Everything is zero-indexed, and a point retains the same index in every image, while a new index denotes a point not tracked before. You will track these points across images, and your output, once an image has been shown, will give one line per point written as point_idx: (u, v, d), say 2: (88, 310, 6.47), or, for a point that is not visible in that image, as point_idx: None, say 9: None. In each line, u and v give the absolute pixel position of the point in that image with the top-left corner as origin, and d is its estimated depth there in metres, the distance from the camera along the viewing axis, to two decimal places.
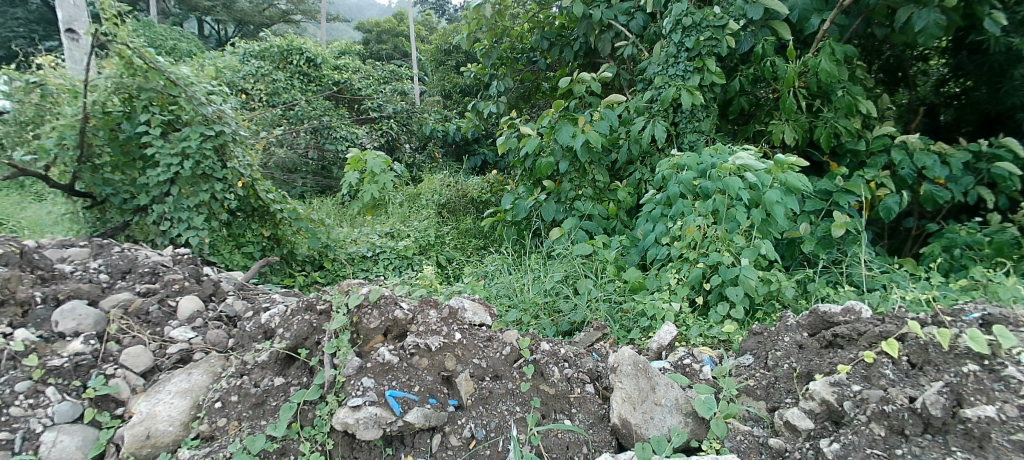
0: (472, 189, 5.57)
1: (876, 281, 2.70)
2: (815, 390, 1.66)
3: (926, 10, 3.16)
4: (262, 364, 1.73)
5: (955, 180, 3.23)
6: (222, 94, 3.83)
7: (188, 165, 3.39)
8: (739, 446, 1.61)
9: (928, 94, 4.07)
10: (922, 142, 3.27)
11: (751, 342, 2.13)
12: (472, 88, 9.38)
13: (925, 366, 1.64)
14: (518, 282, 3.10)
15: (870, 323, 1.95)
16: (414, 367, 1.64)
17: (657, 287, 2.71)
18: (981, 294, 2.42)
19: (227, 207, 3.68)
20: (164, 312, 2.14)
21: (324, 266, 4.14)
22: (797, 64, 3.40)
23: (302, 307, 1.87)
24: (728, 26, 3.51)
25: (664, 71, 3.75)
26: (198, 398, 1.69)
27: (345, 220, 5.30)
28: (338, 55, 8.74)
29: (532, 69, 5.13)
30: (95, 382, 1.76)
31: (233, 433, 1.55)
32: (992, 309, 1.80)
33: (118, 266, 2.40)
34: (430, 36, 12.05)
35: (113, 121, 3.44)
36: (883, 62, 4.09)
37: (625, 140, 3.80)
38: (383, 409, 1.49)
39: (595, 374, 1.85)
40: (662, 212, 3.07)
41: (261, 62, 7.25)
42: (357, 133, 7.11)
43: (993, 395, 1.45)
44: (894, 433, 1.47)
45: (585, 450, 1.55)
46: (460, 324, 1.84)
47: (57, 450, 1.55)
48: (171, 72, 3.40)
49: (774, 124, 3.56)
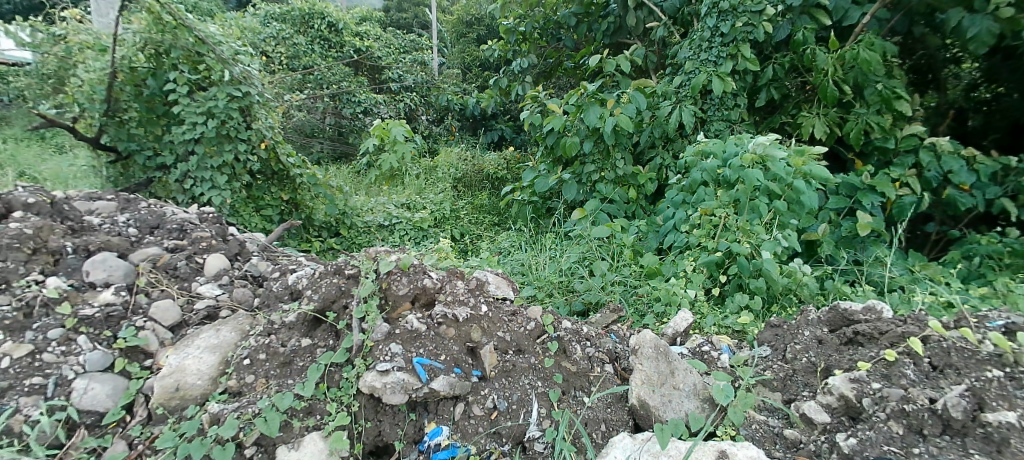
0: (489, 164, 5.53)
1: (897, 283, 2.67)
2: (835, 385, 1.66)
3: (980, 16, 3.06)
4: (290, 324, 1.78)
5: (981, 187, 3.15)
6: (248, 55, 3.80)
7: (214, 124, 3.40)
8: (754, 435, 1.61)
9: (957, 98, 3.90)
10: (952, 146, 3.20)
11: (768, 334, 2.12)
12: (491, 63, 9.28)
13: (946, 369, 1.61)
14: (534, 260, 3.11)
15: (892, 323, 1.92)
16: (441, 336, 1.66)
17: (674, 273, 2.70)
18: (1003, 302, 2.39)
19: (249, 169, 3.70)
20: (192, 268, 2.18)
21: (341, 233, 4.15)
22: (832, 57, 3.33)
23: (331, 270, 1.90)
24: (765, 12, 3.42)
25: (696, 56, 3.69)
26: (226, 355, 1.72)
27: (361, 189, 5.29)
28: (359, 22, 8.66)
29: (556, 47, 5.04)
30: (126, 333, 1.79)
31: (261, 390, 1.59)
32: (1017, 318, 1.77)
33: (147, 222, 2.45)
34: (452, 8, 11.82)
35: (139, 78, 3.44)
36: (915, 61, 3.93)
37: (649, 124, 3.76)
38: (410, 376, 1.52)
39: (615, 355, 1.85)
40: (683, 200, 3.04)
41: (282, 24, 7.19)
42: (376, 100, 7.07)
43: (1016, 402, 1.44)
44: (913, 433, 1.47)
45: (603, 428, 1.57)
46: (486, 297, 1.88)
47: (89, 397, 1.58)
48: (200, 30, 3.38)
49: (804, 117, 3.50)
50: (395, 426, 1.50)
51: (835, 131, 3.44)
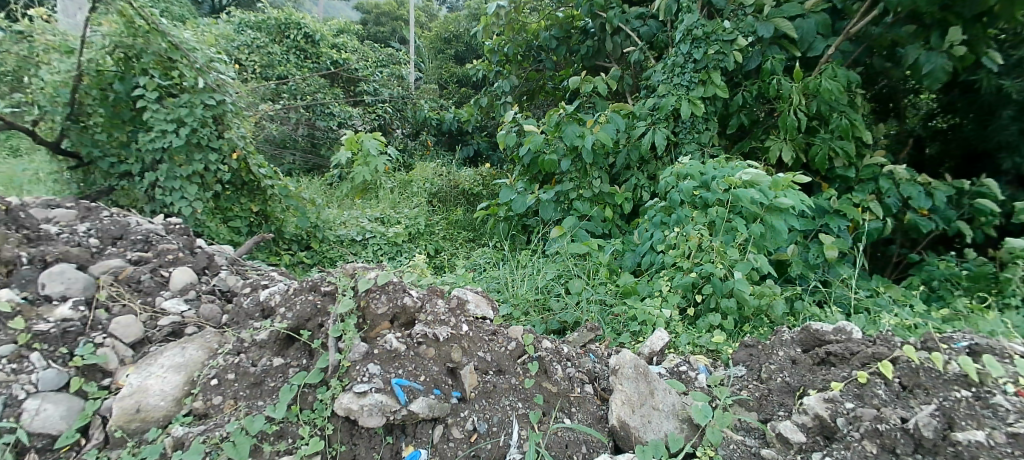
0: (465, 180, 5.50)
1: (862, 305, 2.75)
2: (809, 405, 1.68)
3: (934, 54, 3.23)
4: (261, 343, 1.71)
5: (939, 212, 3.31)
6: (223, 63, 3.72)
7: (185, 132, 3.31)
8: (732, 454, 1.61)
9: (916, 127, 4.13)
10: (909, 173, 3.35)
11: (743, 354, 2.15)
12: (468, 79, 9.35)
13: (916, 389, 1.66)
14: (511, 277, 3.08)
15: (862, 344, 1.97)
16: (421, 356, 1.62)
17: (649, 293, 2.71)
18: (963, 324, 2.49)
19: (219, 179, 3.59)
20: (156, 282, 2.08)
21: (311, 246, 4.03)
22: (798, 86, 3.46)
23: (306, 287, 1.84)
24: (736, 41, 3.53)
25: (669, 80, 3.78)
26: (192, 374, 1.64)
27: (333, 201, 5.17)
28: (337, 34, 8.61)
29: (536, 68, 5.10)
30: (83, 350, 1.68)
31: (229, 411, 1.52)
32: (980, 339, 1.83)
33: (110, 232, 2.34)
34: (430, 24, 11.91)
35: (106, 81, 3.32)
36: (877, 91, 4.12)
37: (625, 146, 3.82)
38: (388, 397, 1.47)
39: (595, 375, 1.85)
40: (662, 220, 3.07)
41: (257, 33, 7.11)
42: (350, 113, 7.01)
43: (983, 421, 1.49)
44: (886, 452, 1.50)
45: (584, 450, 1.54)
46: (466, 316, 1.85)
47: (41, 418, 1.48)
48: (174, 36, 3.32)
49: (772, 141, 3.60)
50: (371, 450, 1.45)
51: (801, 156, 3.56)
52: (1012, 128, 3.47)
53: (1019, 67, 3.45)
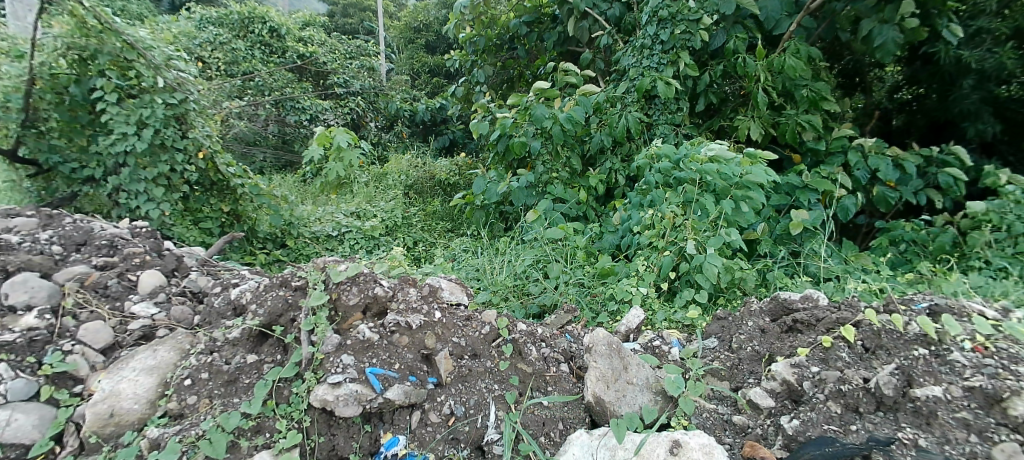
0: (440, 171, 5.47)
1: (832, 273, 2.83)
2: (777, 371, 1.75)
3: (888, 26, 3.29)
4: (234, 340, 1.71)
5: (906, 182, 3.39)
6: (183, 60, 3.64)
7: (147, 134, 3.25)
8: (705, 423, 1.67)
9: (883, 100, 4.24)
10: (877, 145, 3.43)
11: (715, 327, 2.20)
12: (440, 69, 9.27)
13: (878, 350, 1.73)
14: (489, 264, 3.09)
15: (827, 310, 2.04)
16: (394, 345, 1.64)
17: (626, 273, 2.73)
18: (928, 287, 2.58)
19: (187, 179, 3.53)
20: (124, 287, 2.05)
21: (287, 244, 4.00)
22: (763, 63, 3.51)
23: (276, 283, 1.84)
24: (701, 21, 3.55)
25: (639, 63, 3.81)
26: (165, 376, 1.63)
27: (308, 198, 5.10)
28: (303, 27, 8.45)
29: (510, 56, 5.05)
30: (52, 358, 1.66)
31: (204, 410, 1.52)
32: (939, 300, 1.90)
33: (73, 238, 2.30)
34: (399, 14, 11.80)
35: (61, 85, 3.22)
36: (843, 66, 4.23)
37: (598, 130, 3.82)
38: (363, 387, 1.49)
39: (570, 354, 1.88)
40: (639, 201, 3.10)
41: (219, 29, 6.94)
42: (322, 107, 6.88)
43: (941, 377, 1.55)
44: (850, 411, 1.57)
45: (561, 427, 1.58)
46: (439, 303, 1.86)
47: (12, 429, 1.47)
48: (128, 34, 3.23)
49: (740, 120, 3.64)
50: (350, 439, 1.47)
51: (770, 132, 3.61)
52: (974, 97, 3.61)
53: (975, 37, 3.57)
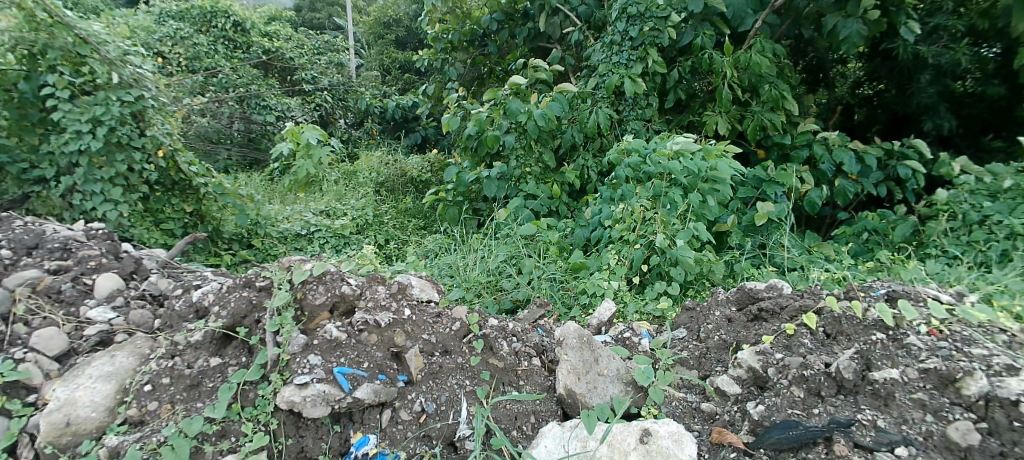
0: (412, 168, 5.43)
1: (797, 263, 2.92)
2: (743, 359, 1.80)
3: (851, 19, 3.37)
4: (196, 344, 1.67)
5: (867, 175, 3.51)
6: (141, 56, 3.52)
7: (103, 132, 3.14)
8: (674, 411, 1.71)
9: (845, 95, 4.37)
10: (840, 139, 3.54)
11: (684, 317, 2.25)
12: (411, 64, 9.18)
13: (838, 336, 1.80)
14: (462, 261, 3.07)
15: (790, 298, 2.11)
16: (362, 343, 1.62)
17: (598, 267, 2.76)
18: (887, 274, 2.68)
19: (146, 179, 3.41)
20: (79, 291, 1.98)
21: (253, 244, 3.91)
22: (729, 59, 3.58)
23: (240, 284, 1.80)
24: (669, 18, 3.60)
25: (608, 59, 3.84)
26: (124, 382, 1.58)
27: (275, 196, 4.99)
28: (269, 21, 8.25)
29: (481, 52, 5.03)
30: (2, 367, 1.60)
31: (165, 417, 1.48)
32: (896, 286, 1.97)
33: (23, 242, 2.20)
34: (368, 9, 11.63)
35: (9, 81, 3.07)
36: (807, 62, 4.32)
37: (569, 126, 3.84)
38: (332, 386, 1.47)
39: (541, 348, 1.89)
40: (610, 196, 3.14)
41: (180, 23, 6.72)
42: (288, 105, 6.73)
43: (898, 360, 1.62)
44: (812, 395, 1.63)
45: (533, 420, 1.60)
46: (409, 300, 1.85)
47: None
48: (81, 29, 3.11)
49: (708, 115, 3.71)
50: (319, 440, 1.45)
51: (737, 127, 3.69)
52: (930, 91, 3.75)
53: (933, 34, 3.71)
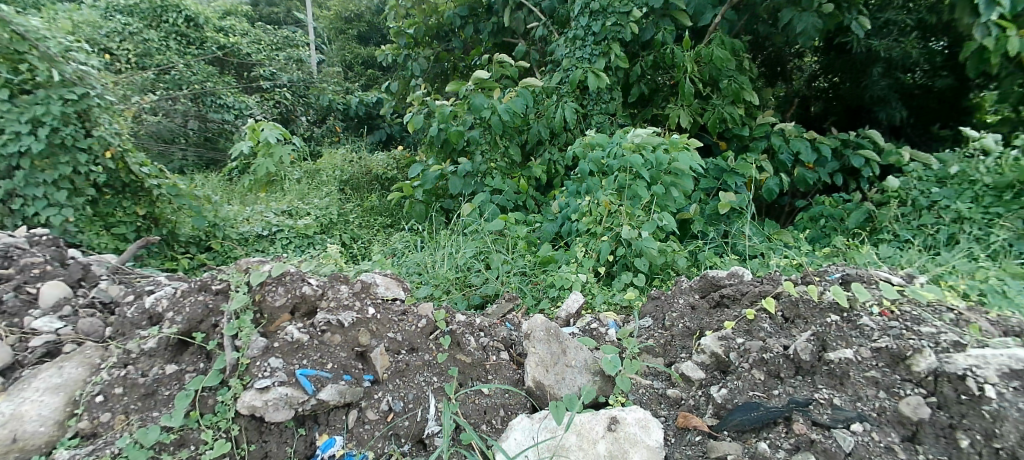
0: (378, 165, 5.35)
1: (757, 250, 3.01)
2: (706, 345, 1.85)
3: (807, 14, 3.45)
4: (150, 351, 1.62)
5: (824, 164, 3.63)
6: (84, 52, 3.36)
7: (44, 133, 2.98)
8: (641, 398, 1.75)
9: (801, 87, 4.52)
10: (796, 130, 3.65)
11: (650, 306, 2.29)
12: (374, 60, 9.04)
13: (796, 320, 1.87)
14: (430, 258, 3.05)
15: (750, 284, 2.17)
16: (326, 344, 1.61)
17: (566, 260, 2.79)
18: (842, 260, 2.79)
19: (94, 181, 3.26)
20: (22, 301, 1.89)
21: (212, 247, 3.78)
22: (690, 54, 3.65)
23: (195, 287, 1.75)
24: (631, 13, 3.64)
25: (572, 53, 3.86)
26: (74, 394, 1.52)
27: (235, 197, 4.84)
28: (224, 16, 7.97)
29: (445, 48, 4.99)
30: None
31: (119, 428, 1.43)
32: (850, 270, 2.07)
33: None
34: (328, 4, 11.39)
35: None
36: (766, 56, 4.43)
37: (535, 121, 3.85)
38: (294, 389, 1.45)
39: (509, 342, 1.89)
40: (576, 189, 3.16)
41: (128, 18, 6.42)
42: (247, 103, 6.54)
43: (851, 341, 1.69)
44: (772, 377, 1.67)
45: (502, 413, 1.60)
46: (373, 299, 1.83)
47: None
48: (18, 23, 2.92)
49: (671, 108, 3.77)
50: (283, 444, 1.42)
51: (699, 120, 3.76)
52: (881, 83, 3.91)
53: (884, 28, 3.85)
